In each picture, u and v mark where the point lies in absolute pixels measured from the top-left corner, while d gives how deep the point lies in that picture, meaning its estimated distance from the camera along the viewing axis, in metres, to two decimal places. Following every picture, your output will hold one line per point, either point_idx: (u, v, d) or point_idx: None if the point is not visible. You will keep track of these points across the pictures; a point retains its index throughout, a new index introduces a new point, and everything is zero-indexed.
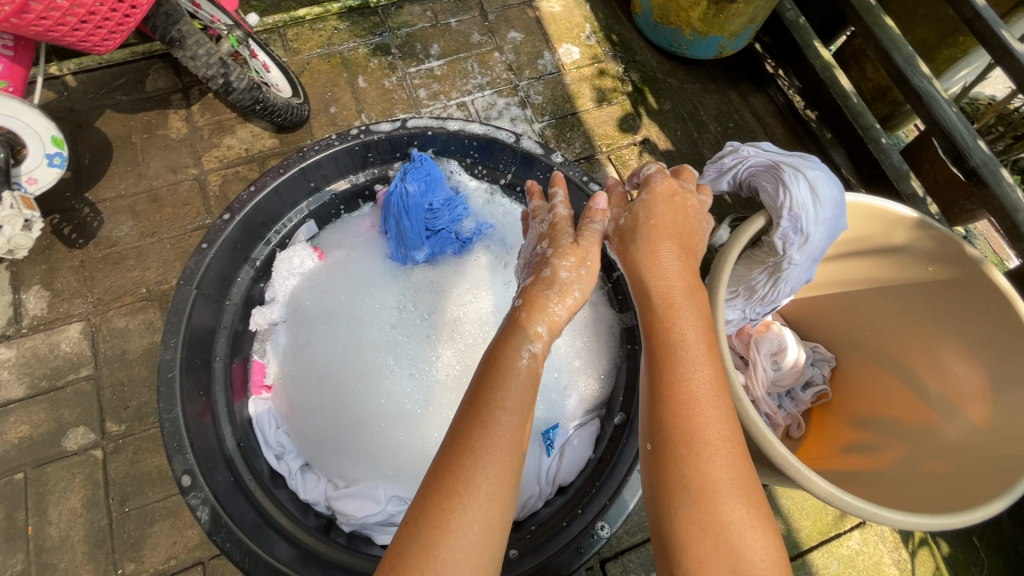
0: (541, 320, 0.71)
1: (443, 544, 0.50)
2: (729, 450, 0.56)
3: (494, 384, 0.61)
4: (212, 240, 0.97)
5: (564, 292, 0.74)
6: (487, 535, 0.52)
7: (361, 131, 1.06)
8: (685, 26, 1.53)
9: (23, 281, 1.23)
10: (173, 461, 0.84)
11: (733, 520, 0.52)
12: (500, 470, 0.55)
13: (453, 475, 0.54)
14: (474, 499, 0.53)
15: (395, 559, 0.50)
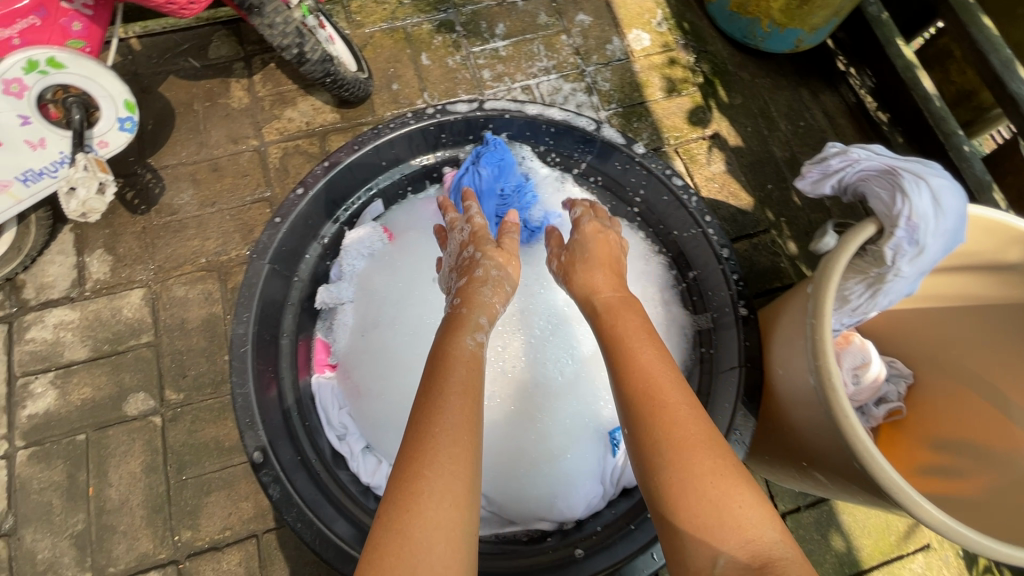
0: (480, 313, 0.82)
1: (414, 521, 0.59)
2: (678, 410, 0.65)
3: (443, 373, 0.72)
4: (285, 215, 0.95)
5: (497, 292, 0.86)
6: (454, 508, 0.61)
7: (438, 110, 1.02)
8: (764, 17, 1.46)
9: (87, 244, 1.23)
10: (244, 437, 0.84)
11: (692, 472, 0.59)
12: (458, 447, 0.65)
13: (416, 457, 0.64)
14: (438, 477, 0.62)
15: (382, 539, 0.58)
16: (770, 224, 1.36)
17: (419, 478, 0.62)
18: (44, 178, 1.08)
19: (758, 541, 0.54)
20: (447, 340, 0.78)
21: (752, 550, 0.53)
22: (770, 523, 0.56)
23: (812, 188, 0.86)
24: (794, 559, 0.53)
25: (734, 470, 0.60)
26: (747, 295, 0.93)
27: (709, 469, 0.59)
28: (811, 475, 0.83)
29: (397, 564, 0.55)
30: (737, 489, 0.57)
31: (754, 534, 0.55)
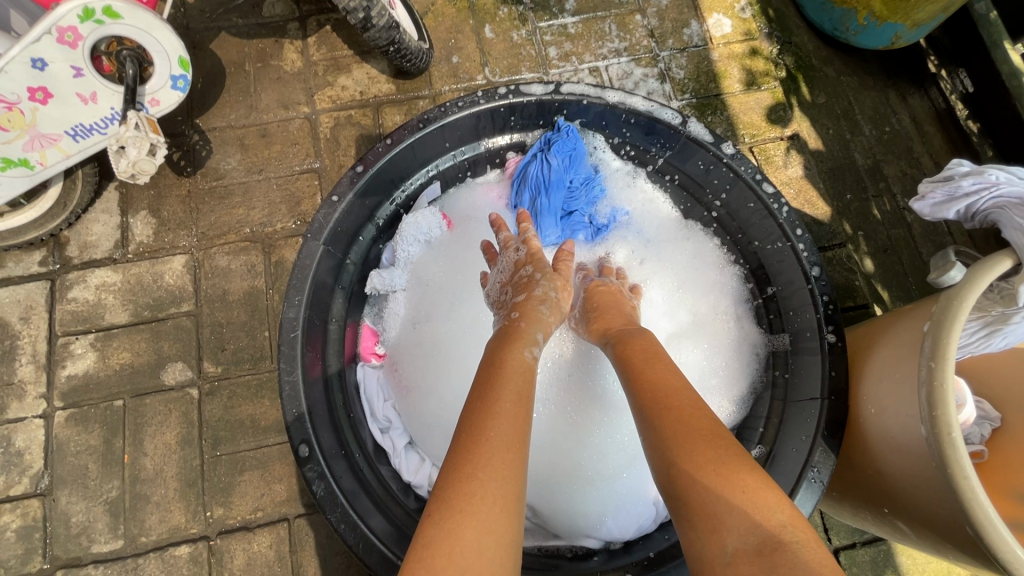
0: (539, 328, 0.77)
1: (466, 523, 0.53)
2: (681, 405, 0.65)
3: (500, 380, 0.67)
4: (342, 193, 0.89)
5: (555, 310, 0.81)
6: (506, 514, 0.55)
7: (511, 91, 0.95)
8: (862, 8, 1.32)
9: (131, 205, 1.19)
10: (290, 427, 0.80)
11: (693, 460, 0.58)
12: (512, 452, 0.59)
13: (468, 456, 0.58)
14: (491, 479, 0.57)
15: (435, 540, 0.52)
16: (847, 238, 1.27)
17: (472, 479, 0.56)
18: (94, 134, 1.03)
19: (767, 526, 0.53)
20: (505, 348, 0.73)
21: (759, 533, 0.52)
22: (779, 506, 0.54)
23: (931, 211, 0.76)
24: (803, 542, 0.51)
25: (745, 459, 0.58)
26: (837, 319, 0.85)
27: (713, 455, 0.58)
28: (892, 523, 0.76)
29: (448, 567, 0.50)
30: (742, 473, 0.56)
31: (762, 517, 0.53)
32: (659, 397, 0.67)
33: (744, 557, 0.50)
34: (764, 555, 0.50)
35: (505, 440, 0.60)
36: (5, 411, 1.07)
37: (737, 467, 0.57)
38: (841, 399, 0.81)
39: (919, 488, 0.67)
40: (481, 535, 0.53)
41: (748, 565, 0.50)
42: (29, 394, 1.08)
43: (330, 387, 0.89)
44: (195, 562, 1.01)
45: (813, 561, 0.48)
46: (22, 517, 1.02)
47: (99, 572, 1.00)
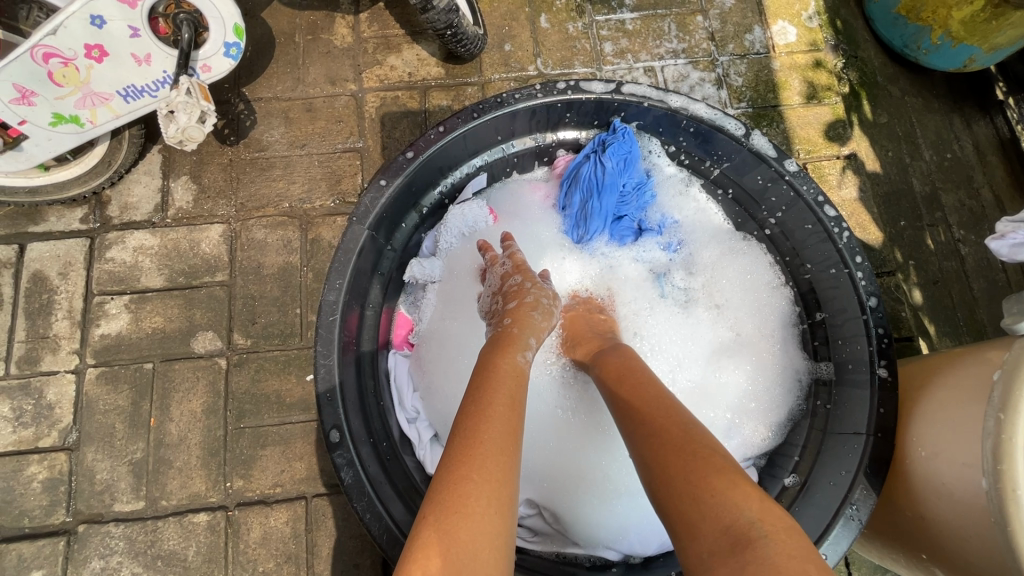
0: (531, 335, 0.75)
1: (462, 523, 0.53)
2: (654, 422, 0.63)
3: (494, 383, 0.66)
4: (391, 178, 0.88)
5: (547, 316, 0.80)
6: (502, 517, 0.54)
7: (570, 86, 0.91)
8: (938, 27, 1.25)
9: (173, 169, 1.19)
10: (323, 412, 0.79)
11: (670, 467, 0.57)
12: (505, 455, 0.59)
13: (465, 460, 0.57)
14: (483, 481, 0.56)
15: (434, 536, 0.52)
16: (897, 266, 1.22)
17: (466, 480, 0.56)
18: (144, 96, 1.03)
19: (738, 523, 0.50)
20: (497, 354, 0.72)
21: (730, 534, 0.50)
22: (746, 502, 0.52)
23: (1009, 253, 0.72)
24: (773, 536, 0.49)
25: (710, 461, 0.57)
26: (892, 354, 0.81)
27: (687, 466, 0.56)
28: (929, 570, 0.74)
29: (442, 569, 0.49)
30: (695, 480, 0.55)
31: (728, 515, 0.51)
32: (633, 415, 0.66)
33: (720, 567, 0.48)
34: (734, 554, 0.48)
35: (498, 442, 0.59)
36: (39, 363, 1.08)
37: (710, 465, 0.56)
38: (888, 437, 0.78)
39: (973, 534, 0.63)
40: (476, 535, 0.52)
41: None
42: (63, 348, 1.09)
43: (362, 371, 0.88)
44: (212, 531, 1.01)
45: (781, 556, 0.47)
46: (48, 469, 1.03)
47: (118, 531, 1.01)
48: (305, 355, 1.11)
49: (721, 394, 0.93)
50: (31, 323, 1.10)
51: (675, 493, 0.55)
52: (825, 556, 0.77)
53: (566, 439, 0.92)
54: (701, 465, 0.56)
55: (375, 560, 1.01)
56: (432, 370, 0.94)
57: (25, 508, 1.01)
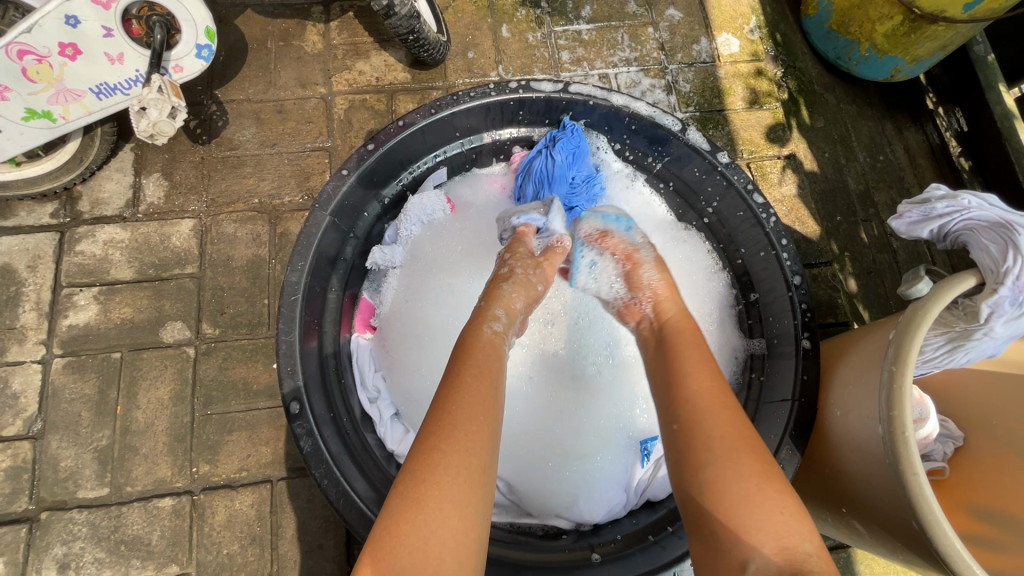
0: (498, 306, 0.82)
1: (429, 492, 0.58)
2: (723, 425, 0.65)
3: (463, 355, 0.73)
4: (352, 168, 0.93)
5: (517, 288, 0.86)
6: (470, 488, 0.60)
7: (521, 86, 0.99)
8: (864, 40, 1.37)
9: (144, 166, 1.23)
10: (283, 384, 0.82)
11: (736, 477, 0.60)
12: (474, 424, 0.64)
13: (435, 432, 0.63)
14: (455, 453, 0.61)
15: (400, 503, 0.58)
16: (834, 257, 1.32)
17: (435, 452, 0.61)
18: (116, 94, 1.07)
19: (795, 547, 0.56)
20: (465, 328, 0.79)
21: (788, 553, 0.55)
22: (808, 533, 0.57)
23: (907, 230, 0.81)
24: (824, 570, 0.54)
25: (780, 488, 0.60)
26: (814, 327, 0.89)
27: (744, 475, 0.60)
28: (849, 522, 0.81)
29: (410, 534, 0.56)
30: (761, 506, 0.58)
31: (790, 541, 0.56)
32: (687, 410, 0.68)
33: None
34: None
35: (469, 412, 0.65)
36: (5, 354, 1.09)
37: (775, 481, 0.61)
38: (809, 402, 0.85)
39: (874, 484, 0.71)
40: (443, 505, 0.58)
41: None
42: (29, 339, 1.10)
43: (323, 350, 0.92)
44: (177, 515, 1.03)
45: None
46: (11, 457, 1.04)
47: (82, 517, 1.02)
48: (273, 343, 1.14)
49: None
50: None
51: (745, 510, 0.58)
52: None
53: (526, 406, 0.98)
54: (771, 485, 0.60)
55: (340, 540, 1.04)
56: (396, 350, 0.99)
57: None
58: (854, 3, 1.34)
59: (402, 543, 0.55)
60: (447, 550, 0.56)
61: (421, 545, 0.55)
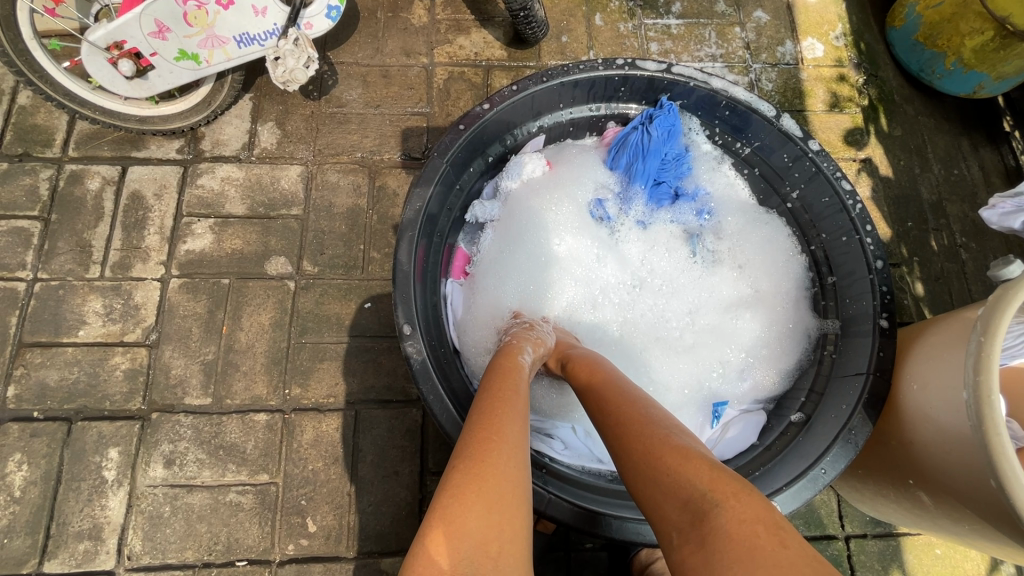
0: (527, 343, 0.86)
1: (489, 469, 0.58)
2: (619, 411, 0.67)
3: (499, 373, 0.77)
4: (468, 124, 1.00)
5: (542, 337, 0.91)
6: (522, 470, 0.60)
7: (628, 63, 1.05)
8: (951, 54, 1.40)
9: (261, 115, 1.34)
10: (397, 311, 0.90)
11: (627, 457, 0.60)
12: (519, 424, 0.65)
13: (488, 425, 0.64)
14: (506, 441, 0.62)
15: (463, 480, 0.57)
16: (902, 260, 1.35)
17: (490, 441, 0.61)
18: (254, 44, 1.16)
19: (694, 497, 0.53)
20: (503, 356, 0.83)
21: (689, 506, 0.52)
22: (694, 475, 0.54)
23: (999, 220, 0.85)
24: (726, 504, 0.51)
25: (660, 443, 0.59)
26: (892, 309, 0.93)
27: (636, 446, 0.60)
28: (914, 495, 0.85)
29: (474, 505, 0.54)
30: (653, 466, 0.57)
31: (683, 492, 0.54)
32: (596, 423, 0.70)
33: (690, 553, 0.50)
34: (698, 529, 0.50)
35: (507, 412, 0.66)
36: (130, 269, 1.21)
37: (660, 443, 0.59)
38: (885, 375, 0.89)
39: (953, 458, 0.75)
40: (503, 481, 0.57)
41: (692, 556, 0.49)
42: (152, 259, 1.22)
43: (427, 288, 1.00)
44: (270, 429, 1.13)
45: (733, 521, 0.49)
46: (130, 360, 1.15)
47: (187, 421, 1.12)
48: (366, 286, 1.23)
49: (737, 337, 1.07)
50: (126, 235, 1.23)
51: (643, 479, 0.57)
52: (823, 471, 0.87)
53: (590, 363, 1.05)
54: (655, 446, 0.59)
55: (414, 469, 1.13)
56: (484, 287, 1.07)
57: (107, 393, 1.13)
58: (946, 16, 1.37)
59: (468, 511, 0.54)
60: (506, 517, 0.55)
61: (487, 512, 0.54)
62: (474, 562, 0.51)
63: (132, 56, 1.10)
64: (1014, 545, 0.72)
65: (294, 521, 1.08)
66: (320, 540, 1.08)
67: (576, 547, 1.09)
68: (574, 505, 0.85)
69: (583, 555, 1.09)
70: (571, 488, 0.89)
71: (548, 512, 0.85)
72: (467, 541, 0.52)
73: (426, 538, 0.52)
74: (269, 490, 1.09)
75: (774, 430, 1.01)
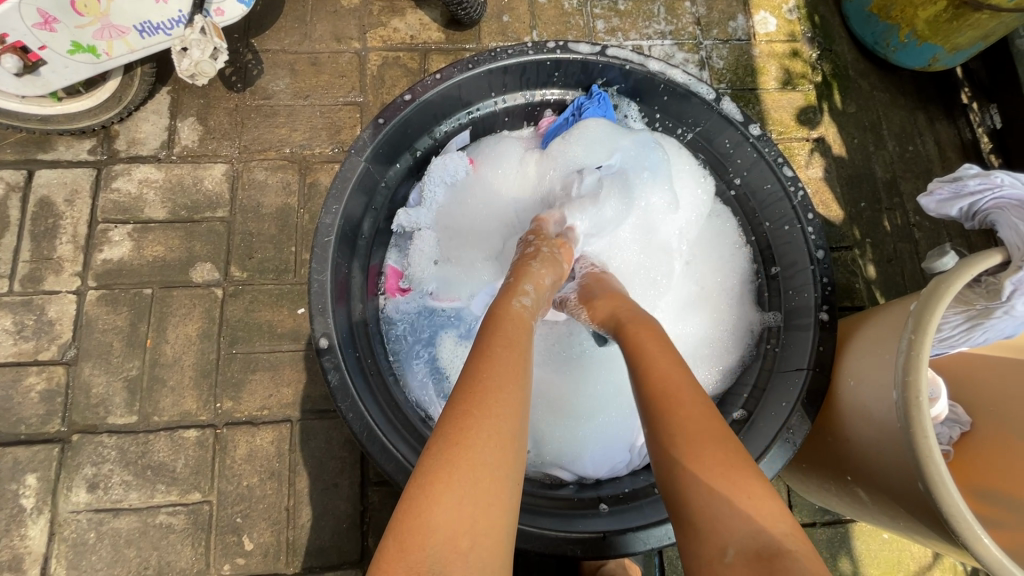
0: (528, 281, 0.79)
1: (463, 454, 0.54)
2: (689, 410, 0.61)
3: (494, 328, 0.69)
4: (388, 118, 0.94)
5: (547, 269, 0.84)
6: (503, 453, 0.56)
7: (559, 47, 0.99)
8: (905, 25, 1.35)
9: (180, 110, 1.25)
10: (314, 321, 0.85)
11: (702, 470, 0.55)
12: (504, 392, 0.60)
13: (471, 398, 0.59)
14: (486, 415, 0.57)
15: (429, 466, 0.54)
16: (855, 242, 1.33)
17: (469, 417, 0.57)
18: (159, 33, 1.06)
19: (767, 532, 0.51)
20: (498, 301, 0.76)
21: (758, 538, 0.50)
22: (777, 517, 0.52)
23: (936, 208, 0.83)
24: (802, 552, 0.50)
25: (746, 475, 0.55)
26: (833, 301, 0.90)
27: (709, 459, 0.56)
28: (853, 491, 0.83)
29: (443, 495, 0.52)
30: (729, 492, 0.53)
31: (759, 525, 0.51)
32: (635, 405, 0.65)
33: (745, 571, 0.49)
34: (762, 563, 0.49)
35: (499, 377, 0.61)
36: (42, 282, 1.13)
37: (741, 473, 0.55)
38: (823, 370, 0.87)
39: (883, 455, 0.73)
40: (479, 471, 0.54)
41: None
42: (65, 270, 1.14)
43: (353, 299, 0.94)
44: (201, 446, 1.07)
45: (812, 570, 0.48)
46: (47, 380, 1.08)
47: (111, 442, 1.06)
48: (300, 290, 1.17)
49: (679, 340, 1.04)
50: (35, 245, 1.15)
51: (712, 492, 0.54)
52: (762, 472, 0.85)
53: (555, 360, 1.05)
54: (707, 463, 0.56)
55: (355, 480, 1.08)
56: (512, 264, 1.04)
57: (22, 416, 1.06)
58: None
59: (434, 503, 0.52)
60: (478, 508, 0.52)
61: (455, 505, 0.52)
62: (438, 554, 0.49)
63: (17, 51, 0.99)
64: (943, 541, 0.71)
65: (230, 540, 1.04)
66: (258, 558, 1.04)
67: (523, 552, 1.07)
68: None
69: (531, 560, 1.07)
70: None
71: None
72: (431, 536, 0.50)
73: (389, 535, 0.51)
74: (202, 509, 1.05)
75: None
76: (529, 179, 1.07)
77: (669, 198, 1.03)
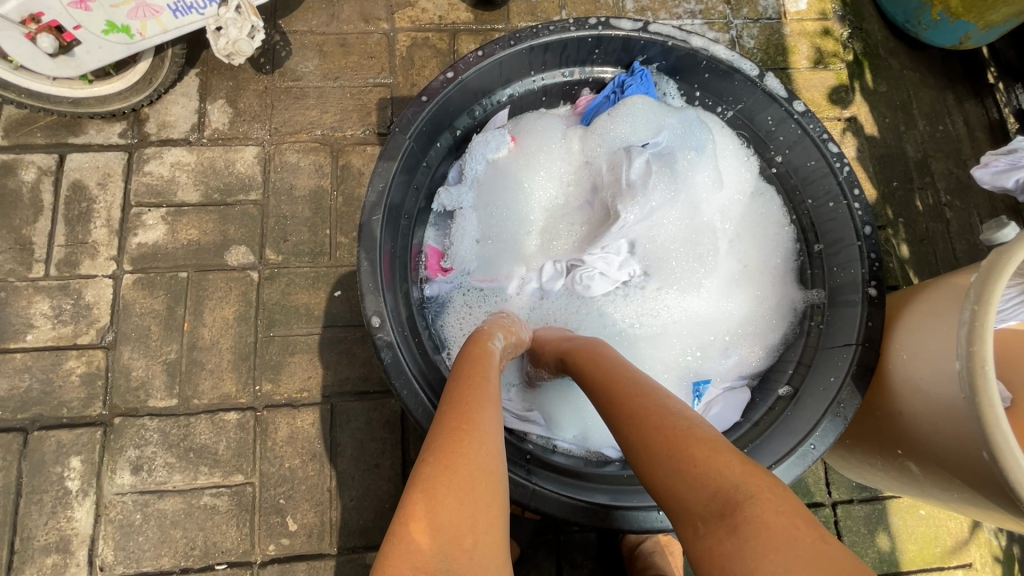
0: (500, 329, 0.82)
1: (463, 460, 0.53)
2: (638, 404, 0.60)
3: (471, 360, 0.70)
4: (431, 95, 0.93)
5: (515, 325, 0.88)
6: (494, 462, 0.55)
7: (601, 22, 0.97)
8: (938, 2, 1.33)
9: (209, 93, 1.23)
10: (366, 300, 0.84)
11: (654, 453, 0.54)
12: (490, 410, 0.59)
13: (457, 412, 0.58)
14: (474, 429, 0.56)
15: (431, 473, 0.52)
16: (887, 222, 1.32)
17: (463, 429, 0.56)
18: (192, 13, 1.04)
19: (723, 491, 0.49)
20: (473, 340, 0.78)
21: (717, 498, 0.48)
22: (723, 466, 0.50)
23: (991, 179, 0.84)
24: (756, 496, 0.47)
25: (690, 441, 0.53)
26: (881, 276, 0.90)
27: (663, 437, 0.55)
28: (903, 465, 0.84)
29: (450, 497, 0.50)
30: (681, 467, 0.52)
31: (713, 485, 0.49)
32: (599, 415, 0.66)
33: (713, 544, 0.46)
34: (723, 522, 0.47)
35: (480, 395, 0.61)
36: (78, 267, 1.12)
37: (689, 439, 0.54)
38: (873, 345, 0.87)
39: (940, 427, 0.74)
40: (475, 470, 0.53)
41: (721, 544, 0.46)
42: (101, 255, 1.13)
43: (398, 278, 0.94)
44: (242, 428, 1.08)
45: (764, 516, 0.46)
46: (86, 364, 1.08)
47: (153, 425, 1.06)
48: (335, 273, 1.17)
49: (723, 319, 1.04)
50: (70, 229, 1.14)
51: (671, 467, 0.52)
52: (813, 446, 0.85)
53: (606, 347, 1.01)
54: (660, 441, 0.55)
55: (396, 461, 1.09)
56: (560, 240, 1.05)
57: (63, 399, 1.06)
58: None
59: (441, 504, 0.50)
60: (477, 511, 0.51)
61: (459, 505, 0.50)
62: (447, 556, 0.47)
63: (52, 30, 0.98)
64: (1002, 511, 0.71)
65: (273, 521, 1.05)
66: (302, 538, 1.04)
67: (565, 530, 1.08)
68: (563, 497, 0.82)
69: (572, 538, 1.08)
70: (557, 478, 0.86)
71: (533, 504, 0.81)
72: (438, 536, 0.48)
73: (395, 530, 0.49)
74: (245, 491, 1.05)
75: (759, 407, 0.99)
76: (575, 158, 1.07)
77: (715, 176, 1.03)
